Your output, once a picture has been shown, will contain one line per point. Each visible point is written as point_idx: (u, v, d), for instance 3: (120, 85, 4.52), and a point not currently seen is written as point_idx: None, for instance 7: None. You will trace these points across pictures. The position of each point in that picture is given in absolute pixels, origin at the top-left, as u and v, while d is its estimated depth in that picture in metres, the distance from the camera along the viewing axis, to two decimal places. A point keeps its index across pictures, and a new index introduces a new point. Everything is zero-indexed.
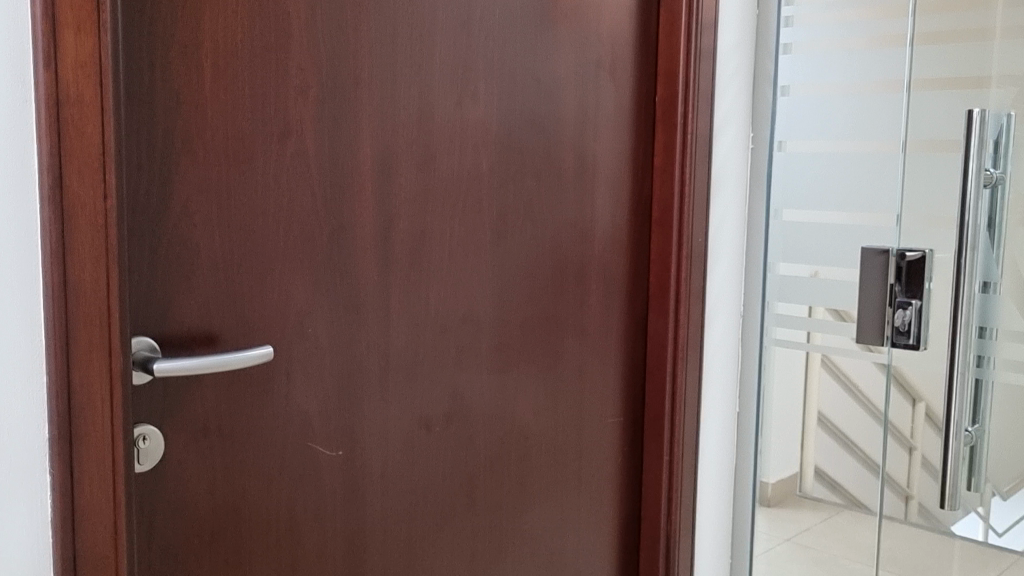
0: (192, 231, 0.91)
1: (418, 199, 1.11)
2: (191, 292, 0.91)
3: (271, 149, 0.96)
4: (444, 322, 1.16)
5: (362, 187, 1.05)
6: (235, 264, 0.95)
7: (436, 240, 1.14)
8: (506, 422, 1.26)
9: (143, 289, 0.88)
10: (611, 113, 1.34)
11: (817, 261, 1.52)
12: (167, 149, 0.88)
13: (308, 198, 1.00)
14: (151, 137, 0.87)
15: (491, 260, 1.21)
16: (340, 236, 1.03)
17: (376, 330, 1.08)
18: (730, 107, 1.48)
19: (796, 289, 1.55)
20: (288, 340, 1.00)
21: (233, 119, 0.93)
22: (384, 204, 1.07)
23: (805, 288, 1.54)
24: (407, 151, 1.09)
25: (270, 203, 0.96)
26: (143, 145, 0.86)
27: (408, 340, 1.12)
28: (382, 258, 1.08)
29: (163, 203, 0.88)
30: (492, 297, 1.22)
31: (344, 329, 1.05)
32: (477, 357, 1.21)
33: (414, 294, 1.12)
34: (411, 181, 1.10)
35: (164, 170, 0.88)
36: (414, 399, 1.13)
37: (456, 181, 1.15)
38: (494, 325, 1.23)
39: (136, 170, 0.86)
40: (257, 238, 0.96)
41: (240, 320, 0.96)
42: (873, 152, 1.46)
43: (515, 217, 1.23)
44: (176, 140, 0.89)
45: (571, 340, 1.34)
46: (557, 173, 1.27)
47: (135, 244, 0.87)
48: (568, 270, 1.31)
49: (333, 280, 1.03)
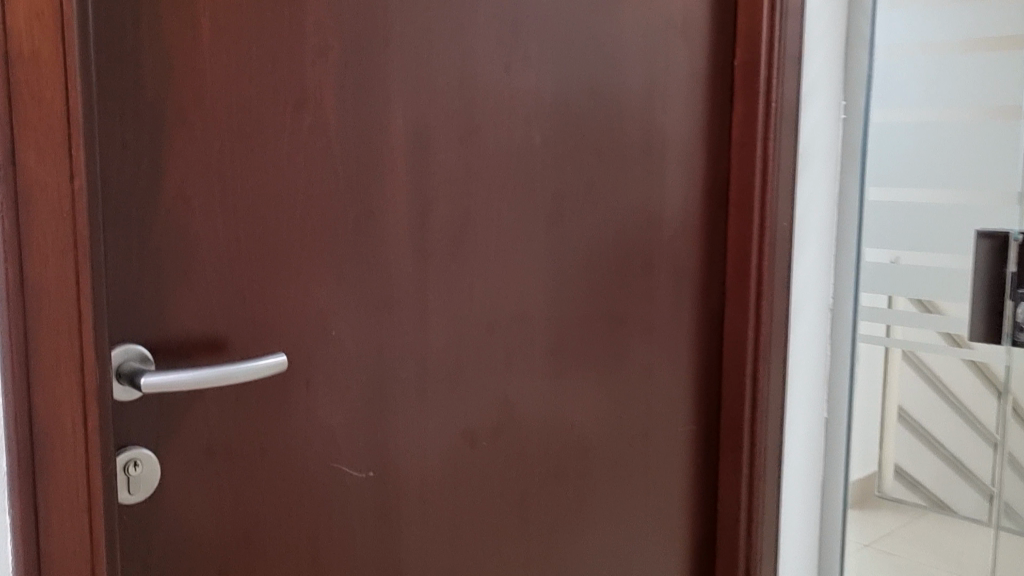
0: (189, 218, 0.77)
1: (458, 179, 0.95)
2: (189, 292, 0.78)
3: (286, 121, 0.81)
4: (490, 322, 1.01)
5: (392, 168, 0.89)
6: (237, 258, 0.80)
7: (480, 228, 0.98)
8: (562, 433, 1.10)
9: (128, 289, 0.74)
10: (682, 80, 1.17)
11: (898, 245, 1.35)
12: (157, 120, 0.74)
13: (326, 183, 0.85)
14: (138, 107, 0.73)
15: (546, 249, 1.05)
16: (364, 226, 0.88)
17: (408, 332, 0.93)
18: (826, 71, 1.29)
19: (875, 279, 1.36)
20: (304, 347, 0.85)
21: (238, 88, 0.78)
22: (419, 185, 0.92)
23: (885, 277, 1.36)
24: (446, 124, 0.94)
25: (282, 188, 0.82)
26: (126, 115, 0.72)
27: (448, 342, 0.97)
28: (416, 250, 0.93)
29: (153, 185, 0.74)
30: (546, 292, 1.06)
31: (373, 332, 0.90)
32: (530, 361, 1.05)
33: (455, 289, 0.97)
34: (452, 159, 0.95)
35: (153, 145, 0.74)
36: (457, 410, 0.99)
37: (506, 159, 0.99)
38: (549, 322, 1.07)
39: (118, 144, 0.72)
40: (265, 229, 0.81)
41: (250, 324, 0.82)
42: (956, 122, 1.32)
43: (572, 199, 1.06)
44: (168, 110, 0.74)
45: (636, 340, 1.18)
46: (622, 148, 1.11)
47: (116, 235, 0.73)
48: (634, 260, 1.15)
49: (360, 277, 0.88)
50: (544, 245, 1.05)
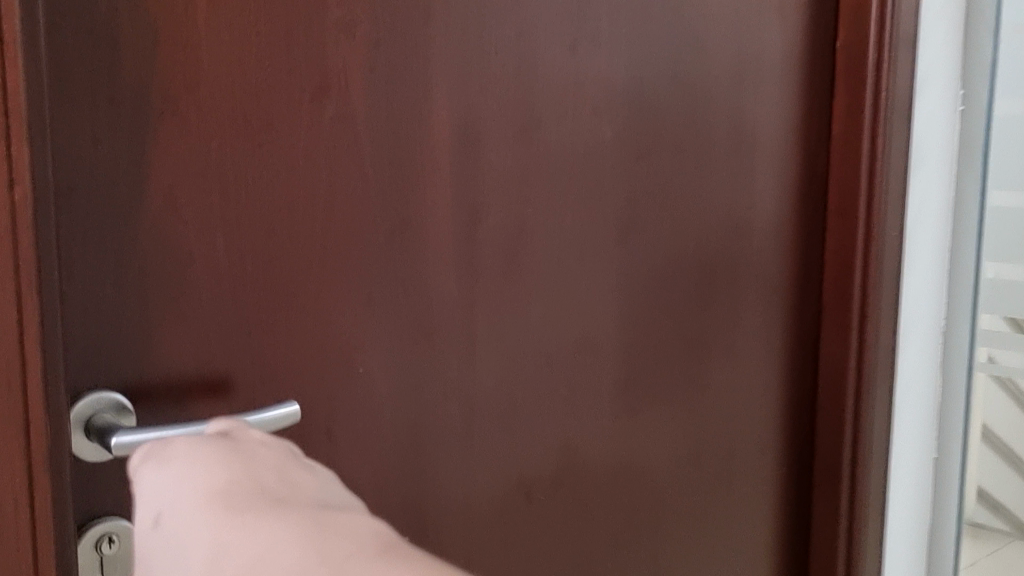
0: (180, 233, 0.61)
1: (515, 183, 0.79)
2: (180, 323, 0.62)
3: (303, 112, 0.66)
4: (550, 352, 0.84)
5: (431, 170, 0.74)
6: (241, 281, 0.65)
7: (539, 243, 0.81)
8: (633, 480, 0.94)
9: (102, 322, 0.59)
10: (776, 66, 0.99)
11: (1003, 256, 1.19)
12: (139, 110, 0.58)
13: (352, 190, 0.69)
14: (115, 93, 0.57)
15: (619, 266, 0.88)
16: (397, 242, 0.72)
17: (450, 367, 0.77)
18: (946, 55, 1.09)
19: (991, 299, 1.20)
20: (322, 390, 0.70)
21: (242, 71, 0.63)
22: (466, 190, 0.76)
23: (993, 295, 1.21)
24: (501, 116, 0.77)
25: (296, 196, 0.66)
26: (101, 104, 0.57)
27: (499, 378, 0.81)
28: (461, 269, 0.77)
29: (134, 192, 0.59)
30: (618, 316, 0.89)
31: (407, 369, 0.74)
32: (596, 396, 0.89)
33: (509, 316, 0.80)
34: (507, 158, 0.78)
35: (134, 142, 0.59)
36: (510, 459, 0.83)
37: (572, 158, 0.82)
38: (619, 352, 0.90)
39: (89, 139, 0.56)
40: (276, 247, 0.66)
41: (258, 361, 0.66)
42: None
43: (649, 206, 0.89)
44: (153, 97, 0.59)
45: (719, 370, 1.00)
46: (707, 145, 0.93)
47: (86, 256, 0.57)
48: (717, 277, 0.98)
49: (392, 303, 0.73)
50: (615, 261, 0.88)
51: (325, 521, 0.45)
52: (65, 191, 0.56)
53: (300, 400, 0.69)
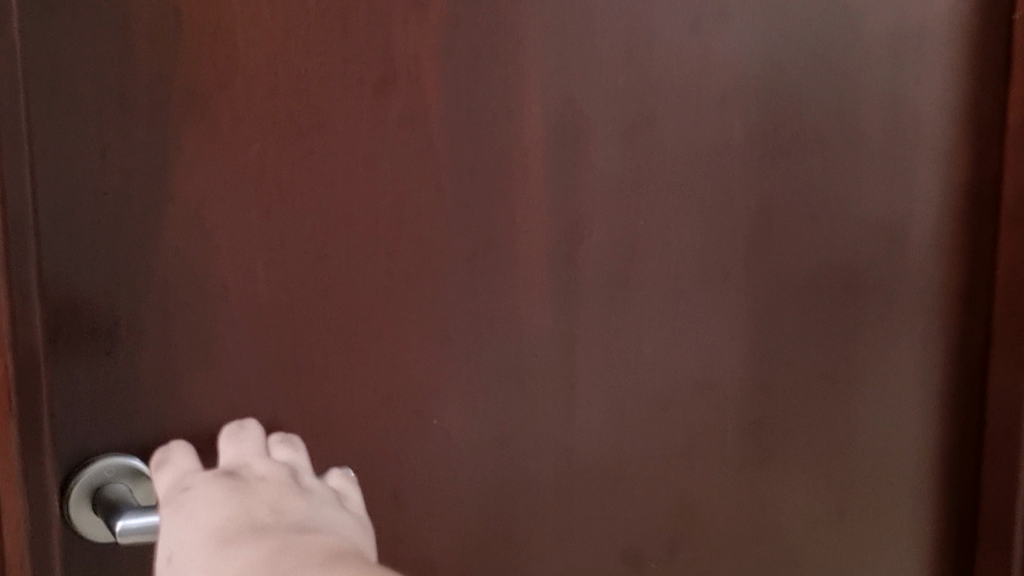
0: (210, 265, 0.50)
1: (626, 193, 0.65)
2: (212, 374, 0.51)
3: (362, 111, 0.53)
4: (664, 394, 0.70)
5: (523, 179, 0.60)
6: (286, 318, 0.53)
7: (652, 263, 0.67)
8: (758, 539, 0.80)
9: (114, 372, 0.48)
10: (945, 41, 0.81)
11: None
12: (154, 117, 0.47)
13: (422, 204, 0.56)
14: (122, 95, 0.46)
15: (748, 290, 0.73)
16: (477, 266, 0.59)
17: (540, 414, 0.64)
18: None
19: None
20: (385, 444, 0.58)
21: (284, 60, 0.51)
22: (566, 203, 0.62)
23: None
24: (610, 111, 0.62)
25: (353, 212, 0.54)
26: (104, 110, 0.45)
27: (602, 426, 0.67)
28: (558, 297, 0.63)
29: (151, 217, 0.48)
30: (747, 348, 0.74)
31: (487, 417, 0.62)
32: (719, 444, 0.75)
33: (614, 352, 0.67)
34: (617, 163, 0.64)
35: (149, 156, 0.47)
36: (617, 524, 0.70)
37: (694, 161, 0.68)
38: (746, 391, 0.75)
39: (94, 150, 0.45)
40: (328, 276, 0.54)
41: (310, 415, 0.55)
42: None
43: (787, 217, 0.74)
44: (172, 100, 0.48)
45: (867, 408, 0.84)
46: (857, 140, 0.77)
47: (90, 298, 0.46)
48: (868, 297, 0.81)
49: (471, 339, 0.60)
50: (744, 283, 0.73)
51: (325, 542, 0.40)
52: (66, 215, 0.45)
53: (363, 457, 0.57)
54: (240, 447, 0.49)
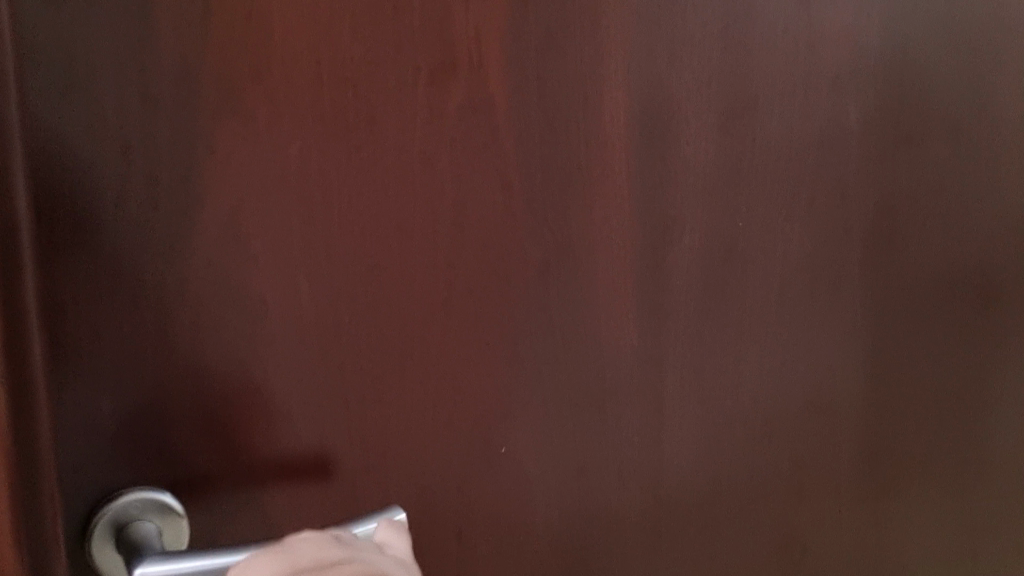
0: (247, 278, 0.45)
1: (724, 191, 0.57)
2: (252, 399, 0.46)
3: (418, 103, 0.47)
4: (762, 411, 0.63)
5: (604, 176, 0.53)
6: (334, 333, 0.47)
7: (752, 269, 0.59)
8: (872, 567, 0.73)
9: (144, 397, 0.43)
10: None
11: None
12: (180, 115, 0.42)
13: (487, 204, 0.50)
14: (143, 92, 0.41)
15: (865, 296, 0.64)
16: (551, 274, 0.53)
17: (621, 435, 0.58)
18: None
19: None
20: (447, 471, 0.52)
21: (328, 44, 0.45)
22: (657, 204, 0.55)
23: None
24: (706, 99, 0.54)
25: (407, 214, 0.48)
26: (124, 108, 0.40)
27: (691, 447, 0.61)
28: (644, 310, 0.56)
29: (180, 226, 0.43)
30: (861, 362, 0.66)
31: (562, 439, 0.56)
32: (828, 466, 0.67)
33: (705, 366, 0.60)
34: (714, 157, 0.56)
35: (176, 158, 0.42)
36: (712, 553, 0.64)
37: (802, 151, 0.59)
38: (860, 409, 0.67)
39: (117, 150, 0.41)
40: (381, 285, 0.48)
41: (364, 442, 0.49)
42: None
43: (913, 214, 0.64)
44: (200, 96, 0.42)
45: (996, 423, 0.75)
46: (995, 123, 0.67)
47: (112, 317, 0.42)
48: (1003, 301, 0.72)
49: (543, 353, 0.54)
50: (862, 288, 0.64)
51: None
52: (85, 224, 0.41)
53: (427, 487, 0.52)
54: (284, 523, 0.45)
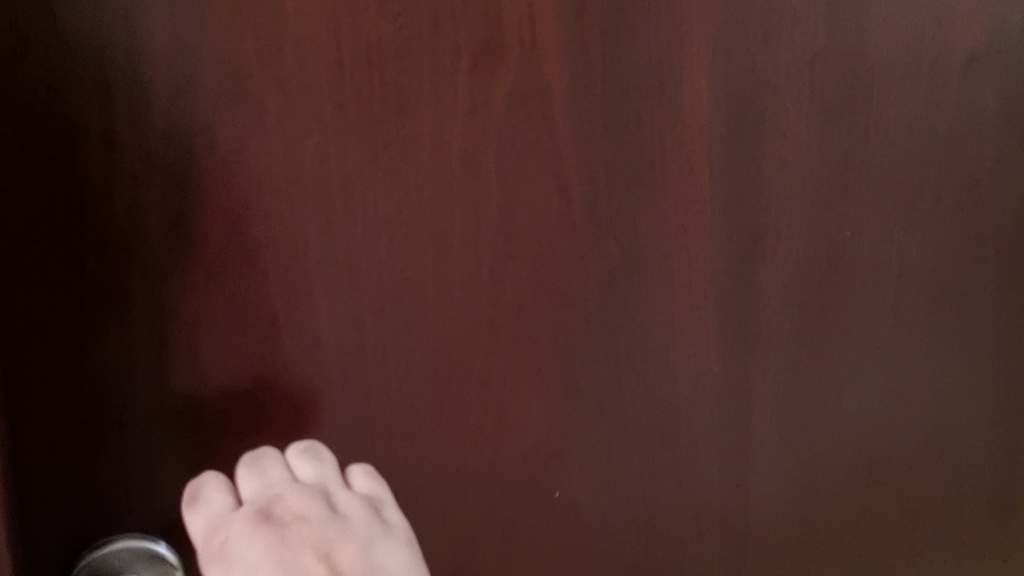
0: (256, 298, 0.39)
1: (830, 195, 0.48)
2: (260, 426, 0.41)
3: (457, 93, 0.40)
4: (870, 450, 0.54)
5: (682, 178, 0.44)
6: (358, 360, 0.41)
7: (861, 286, 0.50)
8: None
9: (136, 426, 0.39)
10: None
11: None
12: (171, 112, 0.36)
13: (538, 211, 0.43)
14: (127, 90, 0.35)
15: (998, 317, 0.54)
16: (616, 293, 0.45)
17: (697, 474, 0.50)
18: None
19: None
20: (490, 512, 0.46)
21: (348, 26, 0.38)
22: (749, 211, 0.46)
23: None
24: (813, 86, 0.45)
25: (444, 224, 0.41)
26: (103, 109, 0.35)
27: (781, 488, 0.53)
28: (730, 333, 0.48)
29: (177, 240, 0.37)
30: (989, 392, 0.56)
31: (627, 479, 0.48)
32: (946, 510, 0.58)
33: (800, 399, 0.51)
34: (819, 155, 0.47)
35: (169, 163, 0.37)
36: None
37: (932, 146, 0.49)
38: (988, 446, 0.57)
39: (100, 157, 0.36)
40: (411, 305, 0.41)
41: (393, 478, 0.43)
42: None
43: None
44: (194, 91, 0.36)
45: None
46: None
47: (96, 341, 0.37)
48: None
49: (606, 384, 0.46)
50: (992, 309, 0.54)
51: None
52: (65, 241, 0.36)
53: (467, 526, 0.46)
54: (261, 477, 0.38)
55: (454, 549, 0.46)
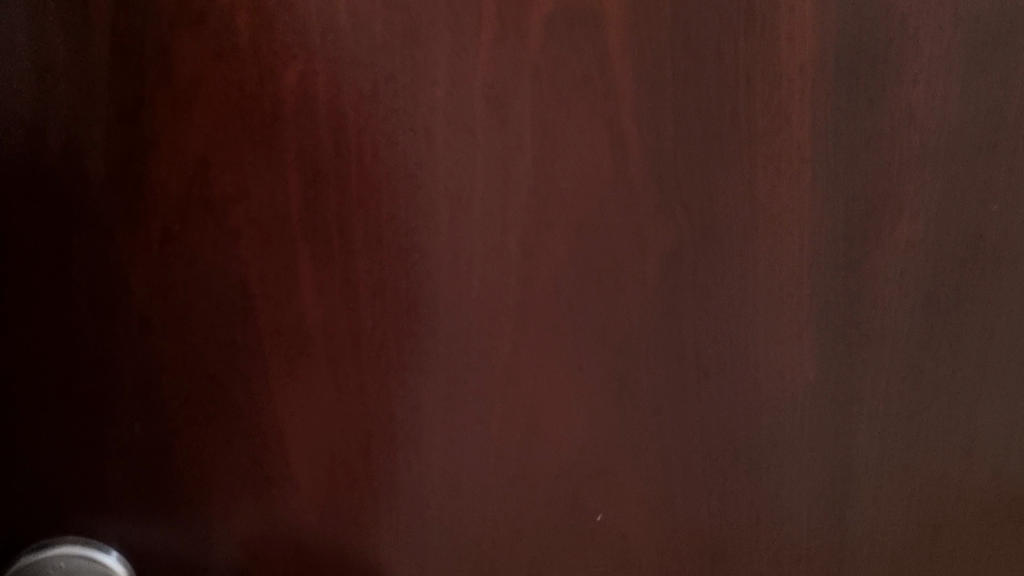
0: (225, 263, 0.32)
1: (973, 160, 0.37)
2: (237, 419, 0.34)
3: (481, 13, 0.31)
4: (1014, 500, 0.42)
5: (772, 131, 0.35)
6: (351, 344, 0.34)
7: (1010, 284, 0.39)
8: None
9: (86, 407, 0.33)
10: None
11: None
12: (119, 30, 0.29)
13: (581, 169, 0.34)
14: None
15: None
16: (681, 276, 0.36)
17: (783, 512, 0.40)
18: None
19: None
20: (512, 538, 0.38)
21: None
22: (860, 175, 0.36)
23: None
24: (956, 14, 0.34)
25: (462, 182, 0.33)
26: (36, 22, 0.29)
27: (893, 541, 0.42)
28: (835, 331, 0.38)
29: (130, 187, 0.31)
30: None
31: (690, 506, 0.39)
32: None
33: (921, 425, 0.40)
34: (959, 105, 0.36)
35: (119, 92, 0.30)
36: None
37: None
38: None
39: (32, 82, 0.29)
40: (419, 282, 0.34)
41: (395, 485, 0.36)
42: None
43: None
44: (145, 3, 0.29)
45: None
46: None
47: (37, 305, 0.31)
48: None
49: (665, 389, 0.37)
50: None
51: None
52: None
53: (487, 545, 0.38)
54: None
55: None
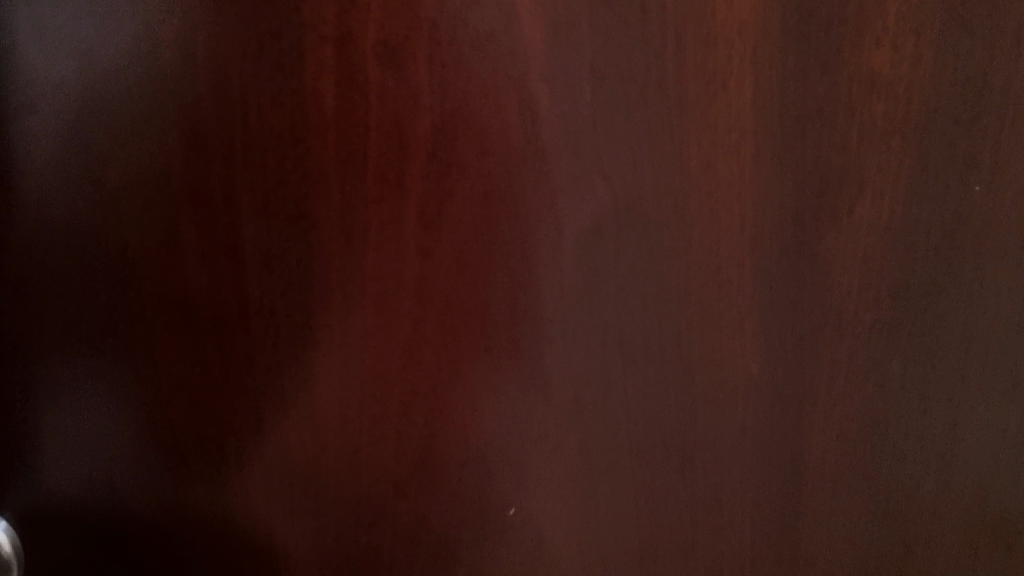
0: (121, 223, 0.33)
1: (956, 142, 0.31)
2: (141, 378, 0.35)
3: None
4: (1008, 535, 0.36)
5: (705, 99, 0.31)
6: (240, 309, 0.33)
7: (1002, 289, 0.33)
8: None
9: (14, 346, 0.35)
10: None
11: None
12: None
13: (486, 136, 0.32)
14: None
15: None
16: (600, 253, 0.33)
17: (726, 522, 0.36)
18: None
19: None
20: (421, 529, 0.36)
21: None
22: (812, 152, 0.32)
23: None
24: None
25: (353, 145, 0.32)
26: None
27: (857, 565, 0.37)
28: (784, 327, 0.34)
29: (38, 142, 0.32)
30: None
31: (617, 502, 0.36)
32: None
33: (893, 439, 0.35)
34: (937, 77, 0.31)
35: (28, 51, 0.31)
36: None
37: None
38: None
39: None
40: (306, 249, 0.33)
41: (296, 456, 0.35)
42: None
43: None
44: None
45: None
46: None
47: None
48: None
49: (585, 374, 0.34)
50: None
51: None
52: None
53: (395, 529, 0.36)
54: None
55: (378, 569, 0.37)
